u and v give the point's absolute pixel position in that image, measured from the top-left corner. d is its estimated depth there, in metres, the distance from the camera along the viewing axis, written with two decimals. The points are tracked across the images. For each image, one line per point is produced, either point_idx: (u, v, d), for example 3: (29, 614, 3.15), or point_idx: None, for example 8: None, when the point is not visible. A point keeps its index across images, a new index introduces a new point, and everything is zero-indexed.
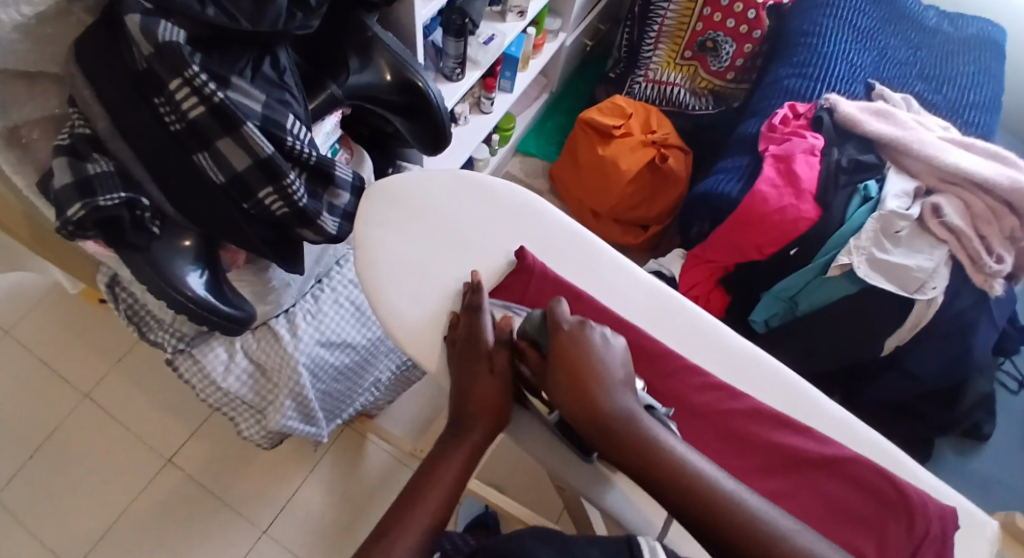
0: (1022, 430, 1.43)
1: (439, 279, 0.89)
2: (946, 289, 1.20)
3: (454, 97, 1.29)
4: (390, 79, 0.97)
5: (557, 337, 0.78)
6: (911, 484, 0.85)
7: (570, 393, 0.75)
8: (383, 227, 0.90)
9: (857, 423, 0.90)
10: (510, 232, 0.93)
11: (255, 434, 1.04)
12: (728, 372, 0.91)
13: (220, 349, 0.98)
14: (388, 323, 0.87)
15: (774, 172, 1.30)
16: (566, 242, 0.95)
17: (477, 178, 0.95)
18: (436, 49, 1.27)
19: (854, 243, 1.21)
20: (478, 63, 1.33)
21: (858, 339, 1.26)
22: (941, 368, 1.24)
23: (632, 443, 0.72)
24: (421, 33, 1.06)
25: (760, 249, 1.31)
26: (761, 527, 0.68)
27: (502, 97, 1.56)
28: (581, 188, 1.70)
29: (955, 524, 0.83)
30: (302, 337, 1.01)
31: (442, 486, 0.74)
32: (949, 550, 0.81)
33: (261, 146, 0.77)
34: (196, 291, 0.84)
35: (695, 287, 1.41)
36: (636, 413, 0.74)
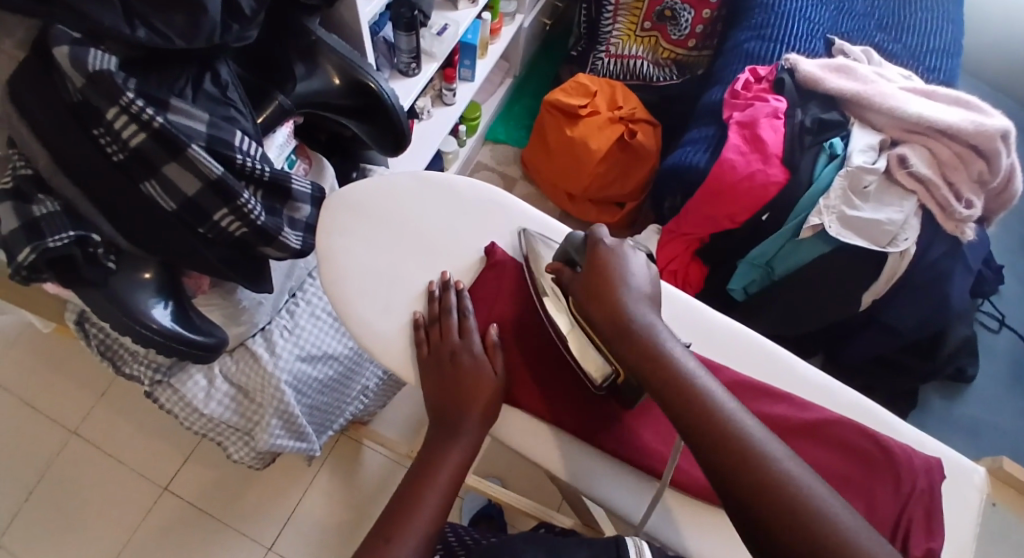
0: (1005, 370, 1.44)
1: (406, 287, 0.88)
2: (918, 241, 1.21)
3: (412, 93, 1.26)
4: (339, 84, 0.96)
5: (595, 251, 0.78)
6: (895, 441, 0.88)
7: (593, 297, 0.75)
8: (346, 238, 0.90)
9: (835, 386, 0.93)
10: (477, 231, 0.93)
11: (245, 456, 1.04)
12: (710, 349, 0.92)
13: (199, 376, 0.98)
14: (360, 333, 0.86)
15: (740, 139, 1.30)
16: (535, 231, 0.95)
17: (439, 179, 0.95)
18: (388, 45, 1.24)
19: (824, 203, 1.21)
20: (434, 54, 1.31)
21: (838, 298, 1.26)
22: (920, 319, 1.24)
23: (639, 346, 0.71)
24: (367, 34, 1.05)
25: (732, 218, 1.31)
26: (734, 423, 0.65)
27: (465, 87, 1.54)
28: (555, 170, 1.69)
29: (941, 476, 0.86)
30: (281, 354, 1.00)
31: (444, 498, 0.75)
32: (937, 502, 0.84)
33: (210, 167, 0.76)
34: (162, 323, 0.83)
35: (673, 261, 1.42)
36: (656, 324, 0.72)
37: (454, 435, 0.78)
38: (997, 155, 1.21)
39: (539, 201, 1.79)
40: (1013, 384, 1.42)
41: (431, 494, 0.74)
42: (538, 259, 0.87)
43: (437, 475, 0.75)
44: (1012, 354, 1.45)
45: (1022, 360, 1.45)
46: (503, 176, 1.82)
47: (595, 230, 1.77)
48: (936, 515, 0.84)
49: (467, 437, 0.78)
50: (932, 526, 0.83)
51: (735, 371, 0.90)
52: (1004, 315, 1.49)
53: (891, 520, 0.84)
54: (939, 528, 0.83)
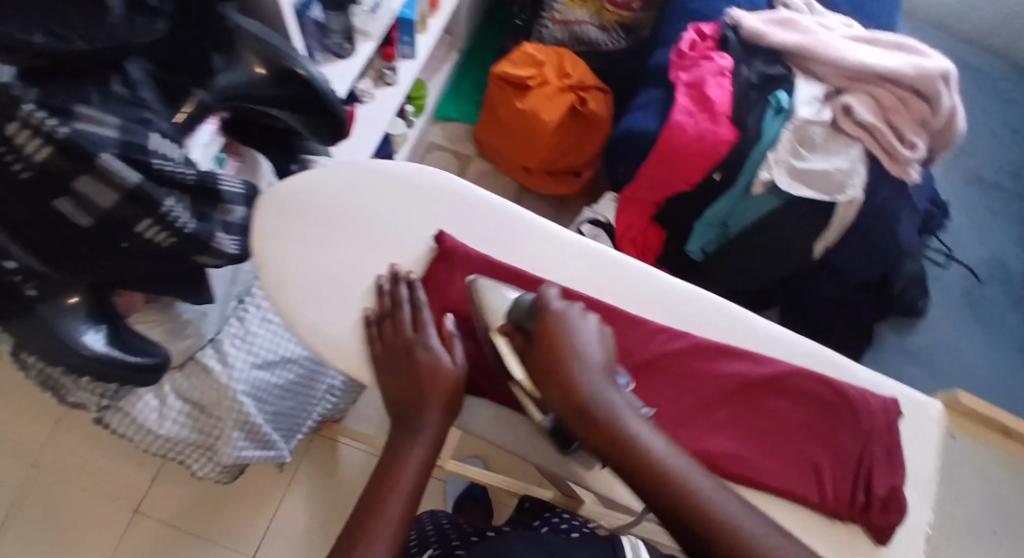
0: (958, 304, 1.43)
1: (352, 282, 0.89)
2: (865, 186, 1.22)
3: (349, 75, 1.23)
4: (263, 73, 0.93)
5: (542, 319, 0.79)
6: (852, 385, 0.93)
7: (548, 375, 0.76)
8: (286, 238, 0.90)
9: (791, 337, 0.96)
10: (425, 217, 0.93)
11: (210, 471, 1.05)
12: (668, 315, 0.94)
13: (149, 397, 0.99)
14: (308, 333, 0.87)
15: (688, 100, 1.31)
16: (482, 213, 0.95)
17: (379, 165, 0.94)
18: (320, 26, 1.19)
19: (773, 156, 1.23)
20: (369, 34, 1.27)
21: (791, 249, 1.28)
22: (871, 262, 1.27)
23: (603, 429, 0.72)
24: (293, 19, 1.03)
25: (686, 181, 1.32)
26: (703, 493, 0.67)
27: (405, 64, 1.53)
28: (509, 145, 1.70)
29: (897, 414, 0.91)
30: (234, 365, 1.00)
31: (412, 491, 0.75)
32: (896, 439, 0.90)
33: (124, 176, 0.74)
34: (95, 348, 0.87)
35: (631, 229, 1.43)
36: (615, 402, 0.74)
37: (417, 430, 0.78)
38: (939, 97, 1.24)
39: (495, 176, 1.79)
40: (966, 315, 1.42)
41: (400, 480, 0.75)
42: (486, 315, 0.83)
43: (404, 463, 0.76)
44: (960, 286, 1.44)
45: (974, 294, 1.44)
46: (456, 155, 1.81)
47: (554, 201, 1.77)
48: (896, 451, 0.89)
49: (428, 432, 0.78)
50: (892, 462, 0.89)
51: (697, 335, 0.93)
52: (949, 249, 1.46)
53: (855, 460, 0.89)
54: (899, 464, 0.89)
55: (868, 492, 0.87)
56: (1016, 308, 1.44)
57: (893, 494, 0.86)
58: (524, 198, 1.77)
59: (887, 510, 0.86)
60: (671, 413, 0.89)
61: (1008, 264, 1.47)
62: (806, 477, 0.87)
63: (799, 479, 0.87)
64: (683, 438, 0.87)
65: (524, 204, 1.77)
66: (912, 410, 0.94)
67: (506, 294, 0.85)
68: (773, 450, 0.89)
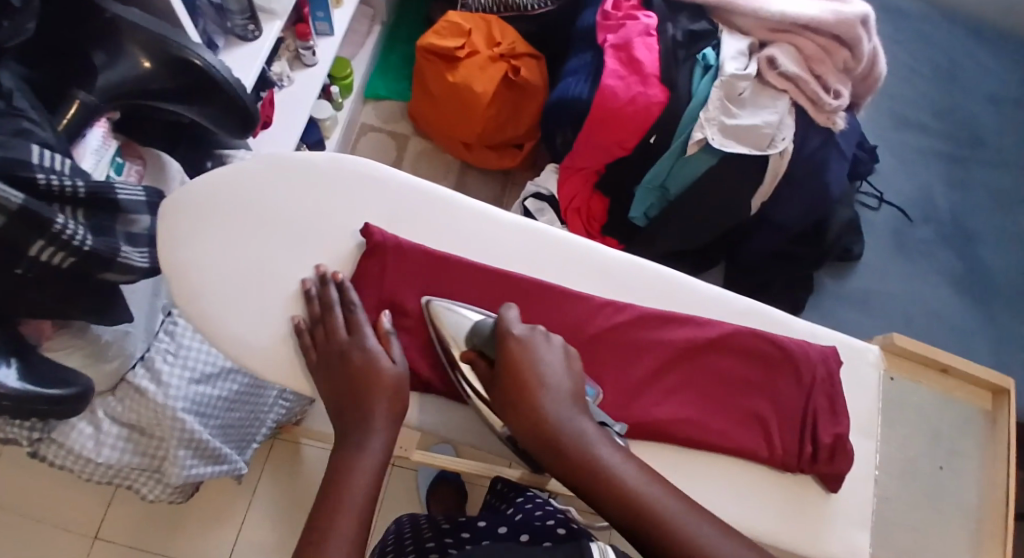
0: (890, 243, 1.48)
1: (276, 286, 0.89)
2: (794, 136, 1.25)
3: (259, 56, 1.18)
4: (150, 67, 0.90)
5: (506, 346, 0.82)
6: (791, 338, 0.98)
7: (515, 404, 0.79)
8: (201, 247, 0.89)
9: (727, 296, 1.00)
10: (349, 210, 0.93)
11: (160, 493, 1.09)
12: (609, 286, 0.97)
13: (83, 425, 1.01)
14: (232, 345, 0.87)
15: (617, 63, 1.31)
16: (409, 200, 0.95)
17: (293, 159, 0.93)
18: (215, 8, 1.13)
19: (704, 116, 1.24)
20: (275, 12, 1.23)
21: (727, 208, 1.30)
22: (804, 213, 1.30)
23: (575, 461, 0.75)
24: (181, 7, 1.00)
25: (622, 145, 1.33)
26: (672, 511, 0.73)
27: (326, 42, 1.49)
28: (444, 121, 1.68)
29: (836, 362, 0.98)
30: (170, 384, 1.03)
31: (365, 494, 0.77)
32: (836, 387, 0.96)
33: (9, 198, 0.67)
34: (13, 386, 0.78)
35: (575, 199, 1.44)
36: (585, 432, 0.77)
37: (365, 440, 0.80)
38: (860, 42, 1.25)
39: (435, 154, 1.77)
40: (898, 255, 1.47)
41: (355, 483, 0.77)
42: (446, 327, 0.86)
43: (361, 460, 0.78)
44: (891, 227, 1.48)
45: (904, 232, 1.49)
46: (392, 135, 1.78)
47: (499, 175, 1.76)
48: (837, 398, 0.96)
49: (378, 438, 0.80)
50: (835, 408, 0.96)
51: (638, 305, 0.96)
52: (880, 191, 1.51)
53: (799, 409, 0.95)
54: (840, 411, 0.95)
55: (813, 441, 0.93)
56: (945, 245, 1.49)
57: (838, 442, 0.93)
58: (465, 174, 1.76)
59: (833, 459, 0.93)
60: (621, 382, 0.92)
61: (936, 203, 1.52)
62: (750, 428, 0.93)
63: (743, 430, 0.93)
64: (635, 408, 0.90)
65: (467, 180, 1.76)
66: (851, 358, 1.01)
67: (460, 312, 0.87)
68: (721, 412, 0.94)
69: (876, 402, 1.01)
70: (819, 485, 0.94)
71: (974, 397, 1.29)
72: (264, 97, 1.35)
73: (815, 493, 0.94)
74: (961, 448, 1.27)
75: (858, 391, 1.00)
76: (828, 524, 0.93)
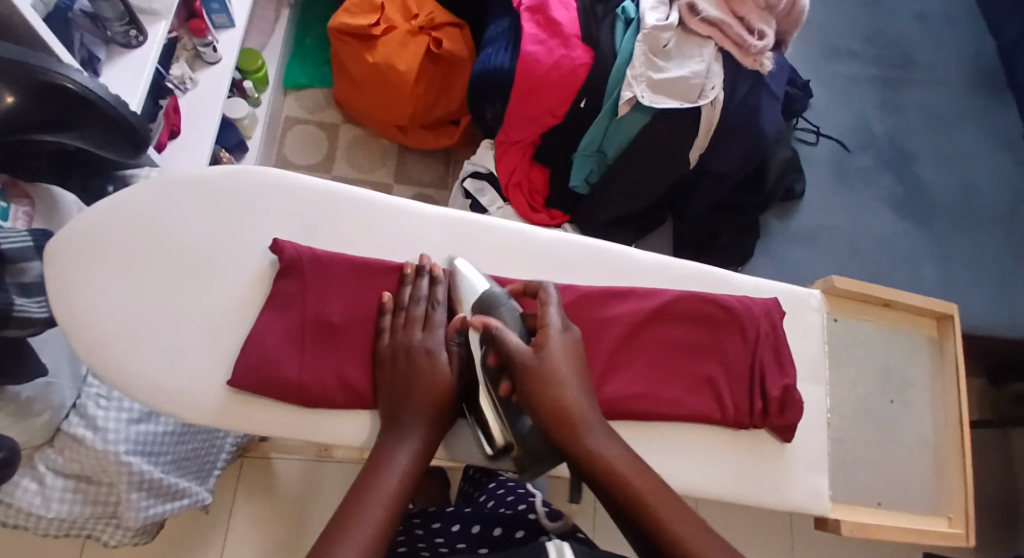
0: (832, 175, 1.46)
1: (187, 321, 0.85)
2: (723, 84, 1.22)
3: (148, 62, 1.11)
4: (14, 101, 0.82)
5: (546, 340, 0.81)
6: (731, 295, 0.98)
7: (547, 409, 0.77)
8: (100, 287, 0.84)
9: (666, 262, 0.99)
10: (254, 226, 0.89)
11: (122, 537, 1.11)
12: (545, 269, 0.95)
13: (28, 482, 1.02)
14: (148, 389, 0.83)
15: (535, 27, 1.27)
16: (324, 207, 0.91)
17: (185, 178, 0.88)
18: (89, 17, 1.07)
19: (631, 74, 1.20)
20: (158, 12, 1.15)
21: (667, 164, 1.26)
22: (743, 160, 1.27)
23: (609, 478, 0.76)
24: (46, 29, 0.94)
25: (553, 113, 1.30)
26: (695, 540, 0.73)
27: (225, 35, 1.43)
28: (370, 105, 1.61)
29: (779, 314, 0.98)
30: (107, 428, 1.02)
31: (388, 507, 0.76)
32: (781, 338, 0.97)
33: None
34: None
35: (514, 173, 1.39)
36: (615, 453, 0.77)
37: (400, 438, 0.81)
38: None
39: (369, 140, 1.72)
40: (842, 186, 1.45)
41: (379, 492, 0.76)
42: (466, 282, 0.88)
43: (390, 468, 0.78)
44: (832, 160, 1.47)
45: (845, 164, 1.47)
46: (321, 125, 1.71)
47: (440, 155, 1.73)
48: (783, 349, 0.97)
49: (411, 442, 0.81)
50: (781, 361, 0.96)
51: (580, 285, 0.95)
52: (817, 126, 1.49)
53: (747, 366, 0.95)
54: (786, 360, 0.96)
55: (763, 396, 0.94)
56: (885, 170, 1.47)
57: (786, 394, 0.94)
58: (405, 157, 1.71)
59: (784, 410, 0.93)
60: None
61: (873, 130, 1.50)
62: (702, 392, 0.93)
63: (697, 396, 0.92)
64: None
65: (407, 164, 1.71)
66: (792, 305, 1.02)
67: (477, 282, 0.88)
68: (671, 379, 0.92)
69: (821, 345, 1.02)
70: (773, 437, 0.95)
71: (920, 326, 1.17)
72: (164, 106, 1.30)
73: (771, 445, 0.95)
74: (913, 380, 1.15)
75: (802, 336, 1.01)
76: (789, 473, 0.95)
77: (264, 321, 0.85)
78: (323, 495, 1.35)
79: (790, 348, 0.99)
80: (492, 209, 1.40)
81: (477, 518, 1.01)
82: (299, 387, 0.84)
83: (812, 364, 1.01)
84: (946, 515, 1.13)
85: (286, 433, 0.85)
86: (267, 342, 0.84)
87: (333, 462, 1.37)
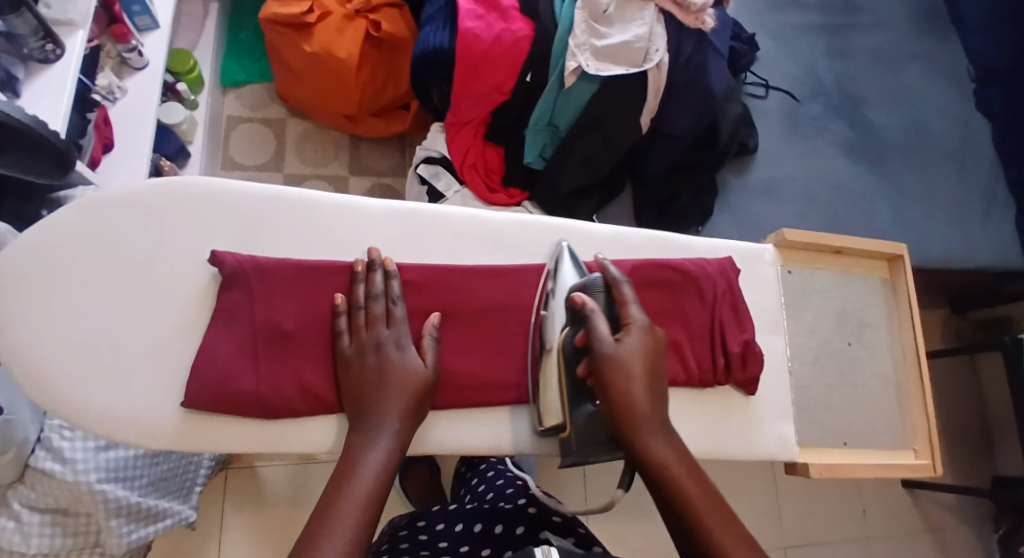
0: (785, 126, 1.46)
1: (133, 346, 0.83)
2: (667, 45, 1.21)
3: (69, 77, 1.07)
4: None
5: (629, 333, 0.85)
6: (686, 259, 0.98)
7: (616, 399, 0.82)
8: (37, 321, 0.81)
9: (621, 232, 0.99)
10: (194, 239, 0.86)
11: None
12: (497, 253, 0.95)
13: (4, 519, 1.00)
14: (103, 420, 0.81)
15: (472, 2, 1.24)
16: (267, 212, 0.89)
17: (111, 198, 0.85)
18: (3, 36, 1.01)
19: (574, 43, 1.19)
20: (75, 21, 1.10)
21: (620, 132, 1.24)
22: (695, 120, 1.26)
23: (663, 481, 0.79)
24: None
25: (500, 89, 1.27)
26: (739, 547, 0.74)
27: (150, 37, 1.40)
28: (315, 97, 1.57)
29: (734, 271, 0.99)
30: (76, 459, 1.01)
31: (366, 506, 0.76)
32: (738, 296, 0.98)
33: None
34: None
35: (469, 154, 1.36)
36: (671, 459, 0.80)
37: (374, 436, 0.80)
38: None
39: (317, 133, 1.68)
40: (796, 135, 1.45)
41: (356, 490, 0.76)
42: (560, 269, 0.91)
43: (364, 465, 0.78)
44: (783, 111, 1.46)
45: (797, 113, 1.47)
46: (265, 122, 1.67)
47: (395, 141, 1.70)
48: (740, 306, 0.98)
49: (385, 439, 0.80)
50: (740, 317, 0.97)
51: (532, 265, 0.95)
52: (766, 78, 1.48)
53: (707, 325, 0.96)
54: (744, 317, 0.97)
55: (725, 352, 0.94)
56: (835, 116, 1.48)
57: (747, 348, 0.95)
58: (358, 148, 1.68)
59: (746, 364, 0.94)
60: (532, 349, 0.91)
61: (821, 77, 1.50)
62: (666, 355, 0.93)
63: None
64: None
65: (360, 154, 1.68)
66: (747, 261, 1.03)
67: (567, 272, 0.91)
68: None
69: (778, 297, 1.04)
70: (738, 391, 0.96)
71: (872, 267, 1.13)
72: (93, 119, 1.25)
73: (737, 400, 0.96)
74: (870, 319, 1.11)
75: (759, 292, 1.02)
76: (758, 426, 0.96)
77: (214, 337, 0.83)
78: (310, 497, 1.34)
79: (747, 304, 1.00)
80: (449, 192, 1.37)
81: (473, 517, 1.02)
82: (257, 399, 0.83)
83: (772, 319, 1.02)
84: (911, 448, 1.09)
85: (251, 446, 0.84)
86: (218, 357, 0.83)
87: (319, 463, 1.35)
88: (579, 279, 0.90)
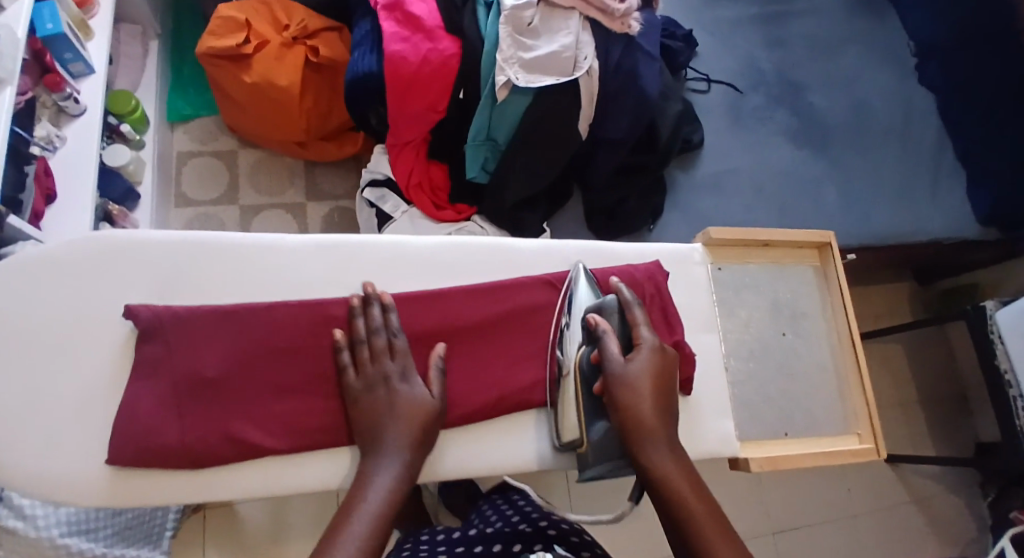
0: (727, 117, 1.46)
1: (53, 407, 0.83)
2: (596, 50, 1.22)
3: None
4: None
5: (642, 353, 0.88)
6: (618, 268, 1.00)
7: (629, 418, 0.85)
8: None
9: (549, 246, 1.01)
10: (109, 293, 0.86)
11: None
12: (427, 276, 0.96)
13: None
14: (32, 482, 0.82)
15: (397, 24, 1.25)
16: (190, 258, 0.89)
17: (27, 259, 0.86)
18: None
19: (501, 58, 1.18)
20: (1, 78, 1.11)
21: (557, 142, 1.24)
22: (633, 122, 1.26)
23: (669, 500, 0.82)
24: None
25: (434, 108, 1.28)
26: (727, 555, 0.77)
27: (86, 83, 1.40)
28: (263, 128, 1.57)
29: (663, 274, 1.01)
30: (38, 516, 1.01)
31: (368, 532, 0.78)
32: (666, 299, 0.99)
33: None
34: None
35: (413, 175, 1.36)
36: (674, 477, 0.83)
37: (383, 461, 0.84)
38: None
39: (269, 161, 1.68)
40: (738, 126, 1.46)
41: (356, 516, 0.78)
42: (574, 291, 0.94)
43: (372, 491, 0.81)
44: (724, 103, 1.47)
45: (739, 105, 1.48)
46: (216, 154, 1.67)
47: (351, 165, 1.70)
48: (669, 308, 0.99)
49: (394, 461, 0.83)
50: (670, 319, 0.98)
51: (460, 286, 0.95)
52: (706, 73, 1.48)
53: None
54: (674, 319, 0.99)
55: None
56: (779, 105, 1.48)
57: (679, 349, 0.97)
58: (312, 172, 1.69)
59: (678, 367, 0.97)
60: (470, 369, 0.93)
61: (760, 67, 1.51)
62: None
63: None
64: (501, 381, 0.92)
65: (317, 178, 1.69)
66: (676, 265, 1.05)
67: (583, 292, 0.94)
68: None
69: (709, 296, 1.06)
70: None
71: (804, 257, 1.13)
72: (33, 171, 1.24)
73: None
74: (815, 307, 1.12)
75: (689, 292, 1.04)
76: (697, 423, 0.98)
77: (136, 389, 0.84)
78: (290, 534, 1.34)
79: (676, 306, 1.02)
80: (397, 214, 1.38)
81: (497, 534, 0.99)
82: (182, 449, 0.83)
83: (707, 322, 1.04)
84: (855, 433, 1.08)
85: (188, 497, 0.85)
86: (139, 408, 0.83)
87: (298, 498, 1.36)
88: (594, 300, 0.92)
